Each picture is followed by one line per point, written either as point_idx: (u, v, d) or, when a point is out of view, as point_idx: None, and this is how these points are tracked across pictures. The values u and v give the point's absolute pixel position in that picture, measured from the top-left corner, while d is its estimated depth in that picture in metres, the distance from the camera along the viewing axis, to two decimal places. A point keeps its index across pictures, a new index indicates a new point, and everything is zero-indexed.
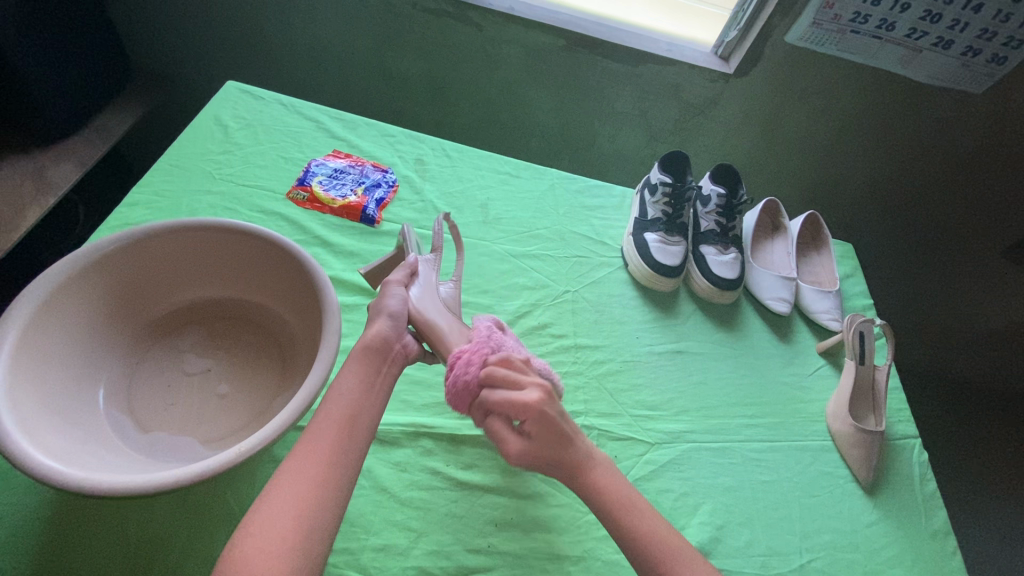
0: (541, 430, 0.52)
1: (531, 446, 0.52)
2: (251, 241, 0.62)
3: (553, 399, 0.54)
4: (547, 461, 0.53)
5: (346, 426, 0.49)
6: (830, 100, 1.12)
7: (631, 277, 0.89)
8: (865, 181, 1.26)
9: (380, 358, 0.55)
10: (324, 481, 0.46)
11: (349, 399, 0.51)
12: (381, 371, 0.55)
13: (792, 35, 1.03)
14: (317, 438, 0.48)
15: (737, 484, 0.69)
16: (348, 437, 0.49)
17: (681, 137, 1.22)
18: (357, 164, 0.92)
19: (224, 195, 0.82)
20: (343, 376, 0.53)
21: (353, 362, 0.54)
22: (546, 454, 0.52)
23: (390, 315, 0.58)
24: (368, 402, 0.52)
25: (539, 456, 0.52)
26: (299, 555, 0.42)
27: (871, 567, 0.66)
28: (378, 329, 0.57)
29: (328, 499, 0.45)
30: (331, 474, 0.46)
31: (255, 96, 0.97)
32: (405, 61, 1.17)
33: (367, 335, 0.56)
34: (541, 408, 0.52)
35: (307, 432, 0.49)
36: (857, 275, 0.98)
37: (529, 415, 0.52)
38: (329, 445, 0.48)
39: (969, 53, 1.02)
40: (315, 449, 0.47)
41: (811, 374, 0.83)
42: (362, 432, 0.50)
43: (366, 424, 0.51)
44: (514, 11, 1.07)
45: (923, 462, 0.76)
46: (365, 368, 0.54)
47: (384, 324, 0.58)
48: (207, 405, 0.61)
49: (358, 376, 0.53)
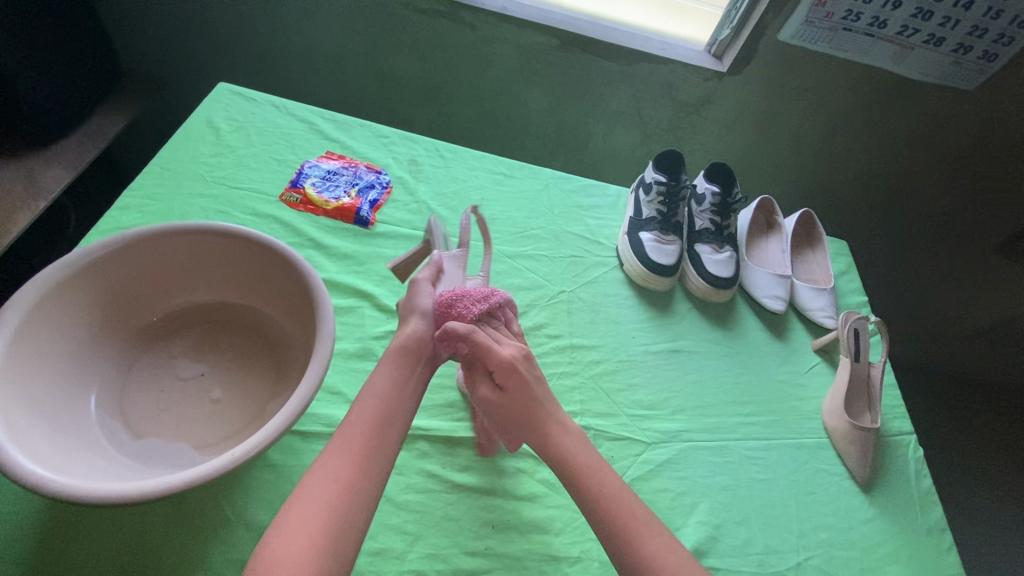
0: (512, 386, 0.56)
1: (501, 397, 0.56)
2: (244, 244, 0.62)
3: (530, 362, 0.58)
4: (513, 413, 0.56)
5: (377, 426, 0.50)
6: (823, 97, 1.13)
7: (627, 276, 0.89)
8: (860, 178, 1.26)
9: (413, 356, 0.56)
10: (352, 479, 0.46)
11: (379, 398, 0.52)
12: (416, 367, 0.56)
13: (785, 33, 1.03)
14: (348, 437, 0.49)
15: (734, 483, 0.69)
16: (378, 437, 0.49)
17: (676, 135, 1.22)
18: (351, 166, 0.91)
19: (217, 198, 0.82)
20: (374, 378, 0.54)
21: (388, 361, 0.55)
22: (511, 407, 0.56)
23: (423, 314, 0.59)
24: (401, 401, 0.53)
25: (505, 407, 0.56)
26: (325, 553, 0.42)
27: (867, 564, 0.66)
28: (411, 330, 0.58)
29: (355, 498, 0.46)
30: (361, 472, 0.47)
31: (247, 98, 0.97)
32: (398, 62, 1.17)
33: (401, 336, 0.57)
34: (514, 362, 0.56)
35: (339, 432, 0.49)
36: (852, 272, 0.98)
37: (500, 366, 0.56)
38: (359, 444, 0.48)
39: (960, 50, 1.02)
40: (345, 447, 0.48)
41: (807, 372, 0.83)
42: (393, 431, 0.51)
43: (399, 423, 0.52)
44: (507, 10, 1.07)
45: (919, 459, 0.76)
46: (401, 365, 0.55)
47: (418, 322, 0.58)
48: (201, 411, 0.60)
49: (392, 375, 0.54)
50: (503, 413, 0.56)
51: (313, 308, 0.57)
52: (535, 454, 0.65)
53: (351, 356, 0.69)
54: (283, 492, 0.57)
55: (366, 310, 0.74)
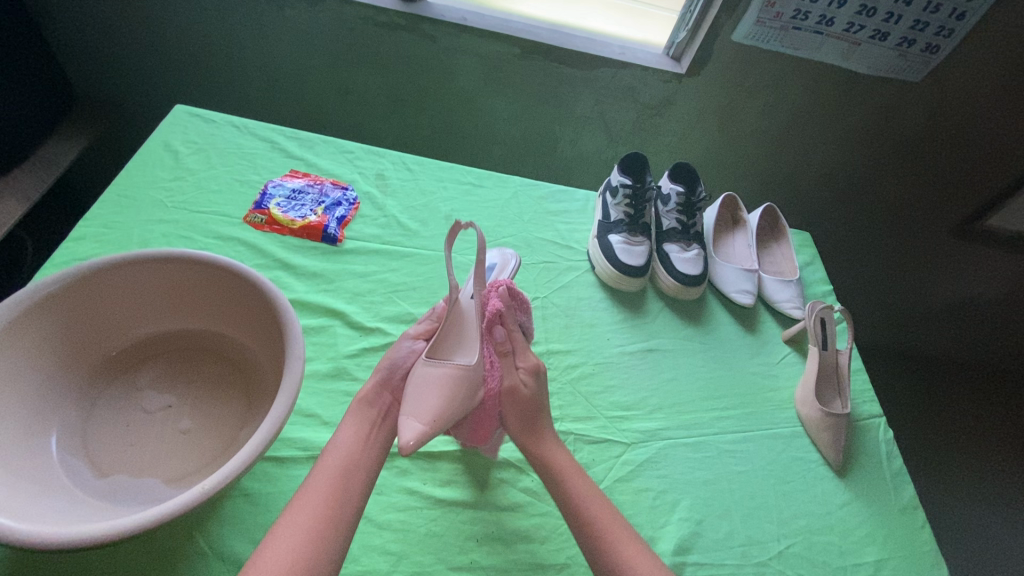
0: (531, 401, 0.61)
1: (523, 391, 0.61)
2: (208, 269, 0.61)
3: (541, 377, 0.64)
4: (525, 405, 0.61)
5: (342, 479, 0.52)
6: (779, 95, 1.16)
7: (599, 279, 0.90)
8: (820, 171, 1.30)
9: (375, 409, 0.59)
10: (317, 531, 0.48)
11: (344, 451, 0.54)
12: (376, 423, 0.58)
13: (739, 33, 1.06)
14: (315, 487, 0.51)
15: (714, 477, 0.70)
16: (345, 484, 0.52)
17: (640, 137, 1.24)
18: (316, 183, 0.90)
19: (179, 223, 0.80)
20: (341, 432, 0.57)
21: (352, 415, 0.58)
22: (525, 400, 0.61)
23: (387, 369, 0.61)
24: (366, 453, 0.55)
25: (520, 396, 0.61)
26: None
27: (846, 548, 0.67)
28: (373, 383, 0.61)
29: (320, 552, 0.47)
30: (325, 524, 0.48)
31: (205, 120, 0.95)
32: (360, 76, 1.16)
33: (362, 391, 0.60)
34: (542, 370, 0.64)
35: (306, 485, 0.52)
36: (816, 263, 1.01)
37: (528, 366, 0.63)
38: (324, 496, 0.50)
39: (904, 44, 1.06)
40: (313, 495, 0.50)
41: (778, 363, 0.85)
42: (359, 482, 0.53)
43: (365, 472, 0.54)
44: (466, 21, 1.07)
45: (889, 440, 0.78)
46: (363, 419, 0.58)
47: (379, 377, 0.61)
48: (170, 443, 0.58)
49: (355, 430, 0.57)
50: (512, 414, 0.61)
51: (281, 332, 0.56)
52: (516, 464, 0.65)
53: (323, 377, 0.68)
54: (261, 521, 0.56)
55: (338, 329, 0.73)
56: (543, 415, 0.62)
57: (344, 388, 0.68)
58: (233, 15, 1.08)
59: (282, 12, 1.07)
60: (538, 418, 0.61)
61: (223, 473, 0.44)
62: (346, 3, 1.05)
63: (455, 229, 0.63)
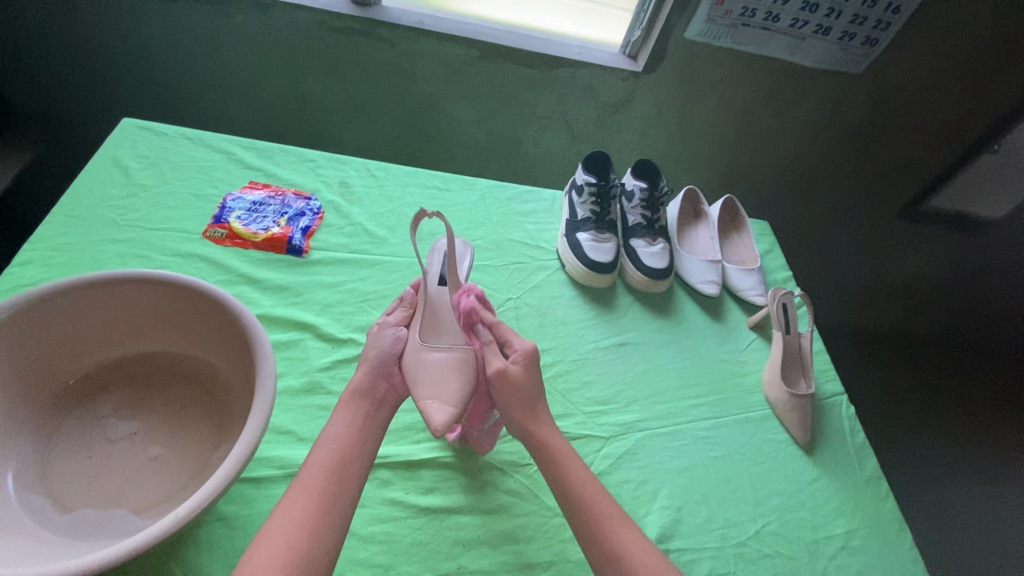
0: (528, 388, 0.60)
1: (519, 378, 0.60)
2: (168, 288, 0.58)
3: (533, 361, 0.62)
4: (519, 389, 0.59)
5: (335, 473, 0.51)
6: (733, 90, 1.19)
7: (570, 277, 0.91)
8: (774, 161, 1.35)
9: (369, 399, 0.57)
10: (309, 526, 0.47)
11: (336, 444, 0.53)
12: (371, 412, 0.57)
13: (691, 32, 1.09)
14: (306, 482, 0.50)
15: (690, 464, 0.72)
16: (337, 478, 0.51)
17: (602, 135, 1.26)
18: (278, 194, 0.88)
19: (133, 242, 0.77)
20: (336, 420, 0.56)
21: (344, 408, 0.57)
22: (523, 388, 0.60)
23: (378, 357, 0.60)
24: (361, 444, 0.54)
25: (513, 380, 0.59)
26: None
27: (818, 522, 0.70)
28: (365, 373, 0.59)
29: (312, 547, 0.46)
30: (317, 519, 0.47)
31: (156, 133, 0.91)
32: (317, 82, 1.14)
33: (354, 381, 0.58)
34: (535, 356, 0.63)
35: (297, 480, 0.50)
36: (775, 250, 1.05)
37: (521, 351, 0.62)
38: (316, 491, 0.49)
39: (845, 38, 1.11)
40: (302, 496, 0.49)
41: (745, 348, 0.88)
42: (352, 475, 0.52)
43: (358, 465, 0.53)
44: (424, 24, 1.07)
45: (851, 416, 0.82)
46: (357, 410, 0.56)
47: (372, 367, 0.59)
48: (138, 471, 0.56)
49: (349, 419, 0.56)
50: (511, 406, 0.59)
51: (250, 348, 0.55)
52: (501, 462, 0.66)
53: (297, 392, 0.67)
54: (239, 545, 0.55)
55: (309, 342, 0.72)
56: (538, 404, 0.60)
57: (319, 403, 0.66)
58: (180, 24, 1.05)
59: (231, 19, 1.04)
60: (535, 405, 0.60)
61: (201, 494, 0.43)
62: (299, 10, 1.03)
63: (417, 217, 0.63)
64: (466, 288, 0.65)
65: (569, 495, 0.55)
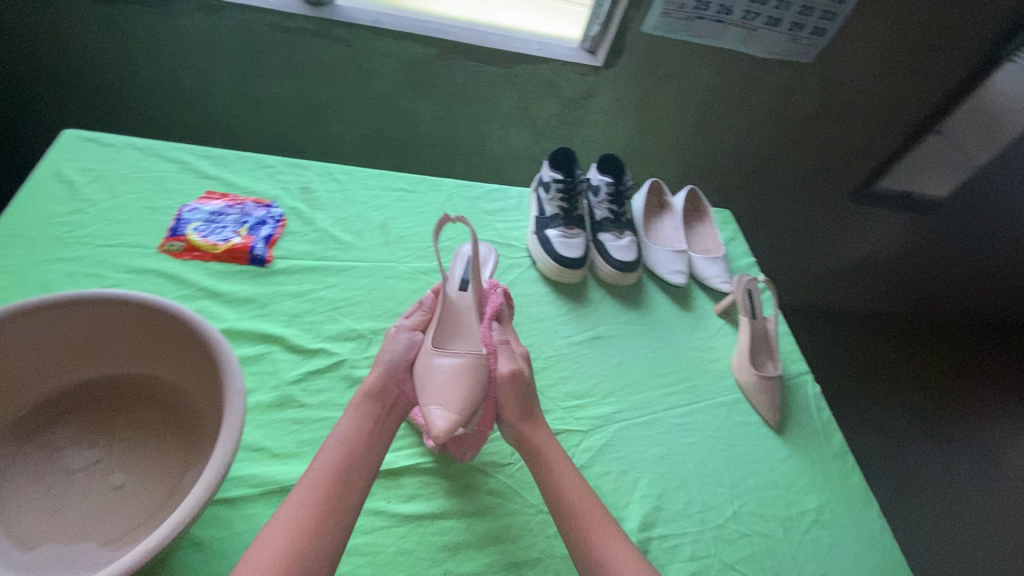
0: (527, 388, 0.64)
1: (523, 378, 0.63)
2: (127, 309, 0.56)
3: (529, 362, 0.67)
4: (522, 388, 0.63)
5: (342, 471, 0.53)
6: (691, 81, 1.21)
7: (541, 274, 0.91)
8: (733, 150, 1.38)
9: (381, 403, 0.60)
10: (314, 523, 0.49)
11: (345, 443, 0.56)
12: (382, 413, 0.59)
13: (648, 25, 1.10)
14: (314, 480, 0.52)
15: (668, 451, 0.74)
16: (344, 477, 0.53)
17: (566, 130, 1.27)
18: (236, 203, 0.85)
19: (84, 260, 0.73)
20: (349, 417, 0.59)
21: (355, 408, 0.59)
22: (523, 388, 0.63)
23: (393, 362, 0.64)
24: (371, 442, 0.57)
25: (519, 379, 0.63)
26: None
27: (791, 498, 0.73)
28: (380, 377, 0.62)
29: (315, 543, 0.48)
30: (322, 516, 0.49)
31: (102, 144, 0.87)
32: (271, 85, 1.11)
33: (367, 384, 0.61)
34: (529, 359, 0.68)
35: (304, 477, 0.53)
36: (738, 238, 1.08)
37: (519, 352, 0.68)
38: (323, 489, 0.51)
39: (795, 28, 1.14)
40: (308, 492, 0.51)
41: (715, 335, 0.90)
42: (359, 474, 0.54)
43: (366, 463, 0.55)
44: (380, 23, 1.05)
45: (817, 394, 0.86)
46: (370, 410, 0.59)
47: (387, 371, 0.63)
48: (103, 501, 0.54)
49: (362, 417, 0.58)
50: (509, 406, 0.62)
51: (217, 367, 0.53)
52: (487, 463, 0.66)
53: (268, 407, 0.65)
54: (216, 568, 0.53)
55: (278, 354, 0.70)
56: (535, 404, 0.64)
57: (292, 416, 0.65)
58: (122, 28, 1.00)
59: (177, 21, 1.00)
60: (531, 403, 0.63)
61: (178, 516, 0.42)
62: (248, 10, 0.99)
63: (444, 224, 0.68)
64: (494, 285, 0.74)
65: (558, 490, 0.58)
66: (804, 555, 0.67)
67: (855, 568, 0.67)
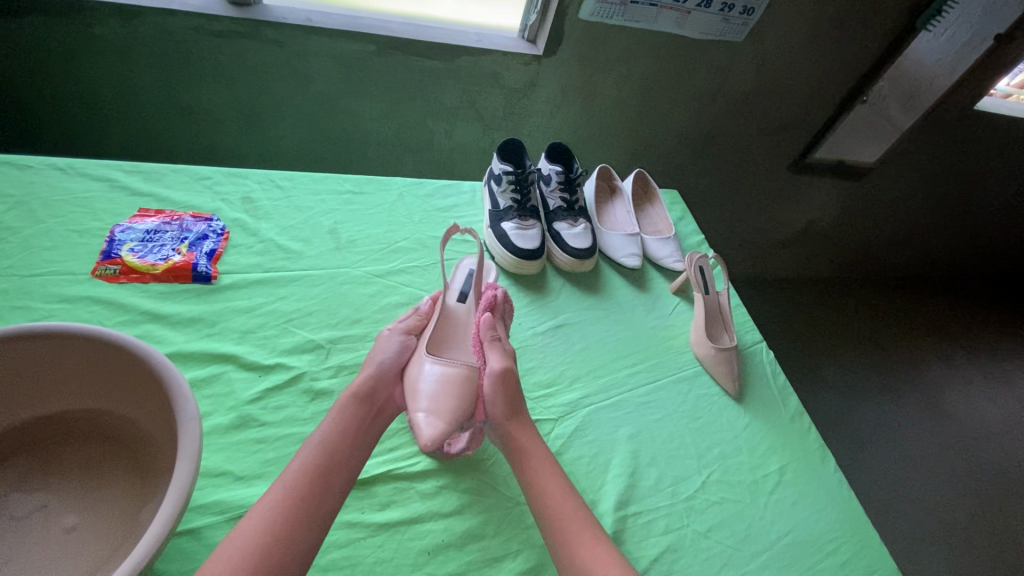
0: (511, 390, 0.63)
1: (513, 381, 0.64)
2: (62, 342, 0.52)
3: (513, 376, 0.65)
4: (510, 387, 0.63)
5: (320, 473, 0.53)
6: (631, 66, 1.22)
7: (500, 268, 0.92)
8: (677, 132, 1.41)
9: (368, 406, 0.60)
10: (290, 523, 0.48)
11: (324, 443, 0.55)
12: (369, 414, 0.60)
13: (584, 12, 1.09)
14: (291, 481, 0.52)
15: (636, 430, 0.76)
16: (322, 476, 0.53)
17: (512, 121, 1.27)
18: (173, 219, 0.81)
19: (9, 292, 0.68)
20: (334, 415, 0.59)
21: (341, 407, 0.59)
22: (512, 390, 0.63)
23: (385, 363, 0.65)
24: (353, 441, 0.57)
25: (509, 379, 0.63)
26: None
27: (754, 462, 0.76)
28: (371, 378, 0.62)
29: (291, 545, 0.47)
30: (299, 516, 0.49)
31: (19, 166, 0.81)
32: (204, 94, 1.06)
33: (356, 385, 0.61)
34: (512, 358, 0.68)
35: (280, 478, 0.52)
36: (687, 217, 1.12)
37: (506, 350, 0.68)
38: (299, 490, 0.51)
39: (726, 9, 1.15)
40: (283, 493, 0.51)
41: (672, 313, 0.93)
42: (338, 475, 0.54)
43: (344, 465, 0.55)
44: (312, 22, 1.01)
45: (771, 361, 0.90)
46: (357, 412, 0.59)
47: (377, 372, 0.63)
48: (54, 546, 0.51)
49: (350, 416, 0.59)
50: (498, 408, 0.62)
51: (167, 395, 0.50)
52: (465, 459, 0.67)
53: (227, 430, 0.62)
54: None
55: (233, 373, 0.67)
56: (520, 407, 0.64)
57: (254, 436, 0.63)
58: (31, 41, 0.93)
59: (92, 30, 0.93)
60: (519, 406, 0.64)
61: (141, 548, 0.39)
62: (168, 14, 0.94)
63: (450, 230, 0.78)
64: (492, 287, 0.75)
65: (533, 477, 0.59)
66: (771, 516, 0.70)
67: (818, 524, 0.70)
